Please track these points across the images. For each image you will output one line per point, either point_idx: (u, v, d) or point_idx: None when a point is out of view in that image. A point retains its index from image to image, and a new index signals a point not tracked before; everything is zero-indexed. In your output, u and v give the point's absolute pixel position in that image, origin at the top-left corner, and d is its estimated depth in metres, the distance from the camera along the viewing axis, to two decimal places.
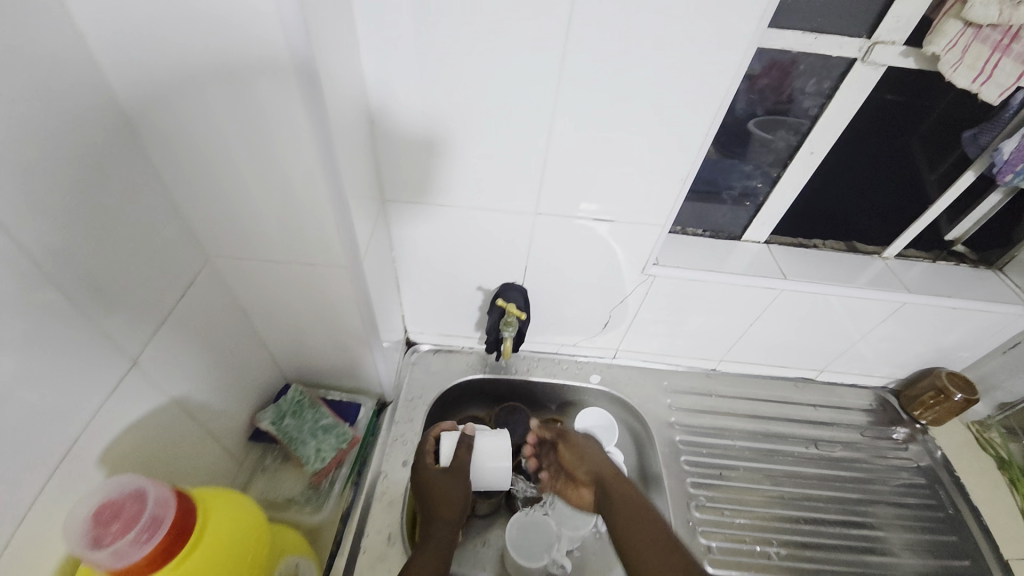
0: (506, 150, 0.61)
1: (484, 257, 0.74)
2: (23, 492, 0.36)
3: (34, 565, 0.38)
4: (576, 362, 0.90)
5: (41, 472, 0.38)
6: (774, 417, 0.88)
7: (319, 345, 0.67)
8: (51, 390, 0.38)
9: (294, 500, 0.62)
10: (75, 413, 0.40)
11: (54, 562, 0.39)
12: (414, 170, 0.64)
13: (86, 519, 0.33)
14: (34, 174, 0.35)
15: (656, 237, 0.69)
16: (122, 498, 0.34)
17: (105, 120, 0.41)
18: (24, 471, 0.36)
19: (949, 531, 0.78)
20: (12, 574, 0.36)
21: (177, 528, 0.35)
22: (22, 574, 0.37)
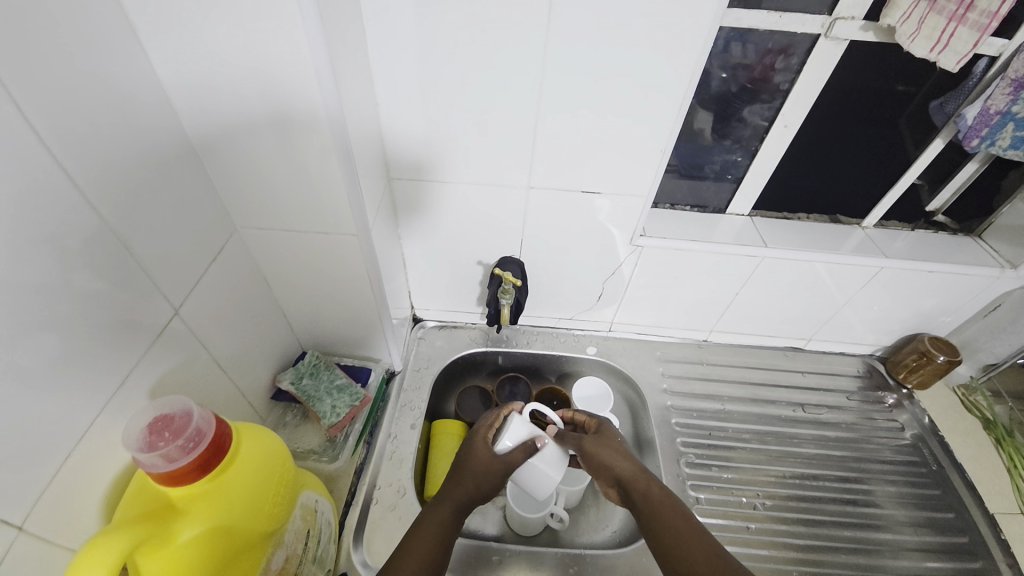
0: (500, 130, 0.66)
1: (484, 233, 0.79)
2: (84, 414, 0.43)
3: (95, 478, 0.45)
4: (573, 335, 0.96)
5: (99, 399, 0.44)
6: (764, 383, 0.92)
7: (333, 315, 0.73)
8: (106, 330, 0.44)
9: (312, 451, 0.68)
10: (125, 352, 0.46)
11: (110, 479, 0.46)
12: (418, 151, 0.69)
13: (143, 429, 0.40)
14: (95, 141, 0.41)
15: (641, 208, 0.74)
16: (174, 414, 0.41)
17: (152, 105, 0.47)
18: (85, 396, 0.43)
19: (933, 485, 0.81)
20: (77, 482, 0.43)
21: (216, 443, 0.41)
22: (86, 484, 0.44)
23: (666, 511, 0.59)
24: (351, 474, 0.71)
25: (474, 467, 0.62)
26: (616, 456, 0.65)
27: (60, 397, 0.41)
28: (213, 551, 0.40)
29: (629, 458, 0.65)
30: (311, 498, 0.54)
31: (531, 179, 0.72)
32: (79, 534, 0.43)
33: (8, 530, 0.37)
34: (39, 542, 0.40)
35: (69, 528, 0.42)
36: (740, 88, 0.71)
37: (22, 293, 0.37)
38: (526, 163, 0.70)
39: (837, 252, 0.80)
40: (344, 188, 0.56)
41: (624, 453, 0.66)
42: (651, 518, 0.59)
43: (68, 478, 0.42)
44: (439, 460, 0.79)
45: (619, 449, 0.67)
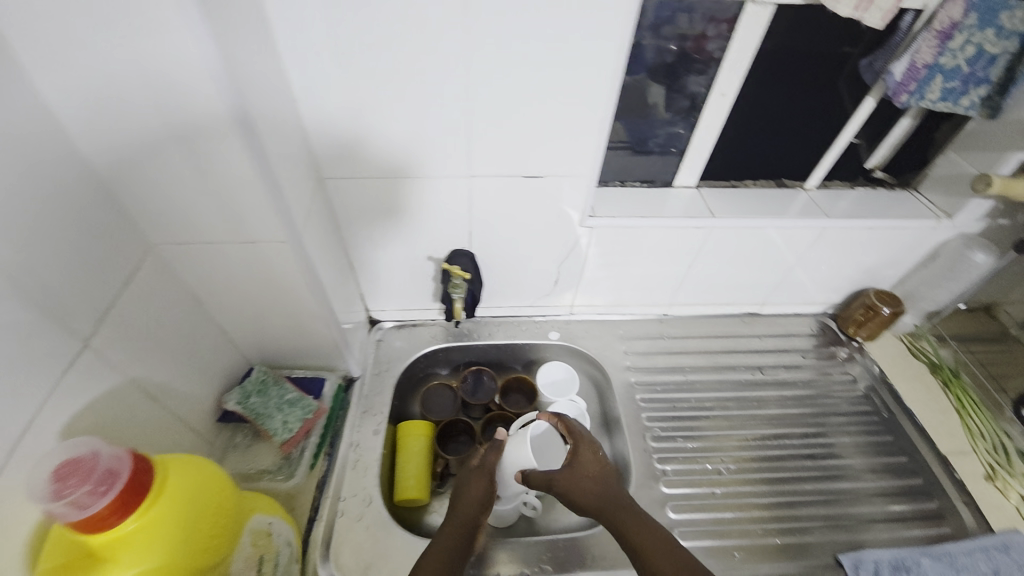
0: (434, 118, 0.63)
1: (431, 226, 0.76)
2: None
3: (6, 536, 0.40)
4: (535, 322, 0.95)
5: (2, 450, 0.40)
6: (723, 350, 0.94)
7: (277, 328, 0.70)
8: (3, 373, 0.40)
9: (266, 471, 0.66)
10: (29, 395, 0.42)
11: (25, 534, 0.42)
12: (350, 146, 0.65)
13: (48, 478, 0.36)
14: None
15: (585, 188, 0.72)
16: (81, 458, 0.37)
17: (31, 114, 0.42)
18: None
19: (885, 432, 0.84)
20: None
21: (134, 481, 0.39)
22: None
23: (645, 536, 0.60)
24: (313, 488, 0.69)
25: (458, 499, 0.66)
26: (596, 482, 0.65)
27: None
28: None
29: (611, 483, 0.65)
30: (262, 521, 0.53)
31: (471, 166, 0.69)
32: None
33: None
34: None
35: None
36: (675, 58, 0.70)
37: None
38: (463, 151, 0.67)
39: (783, 216, 0.81)
40: (265, 190, 0.52)
41: (604, 472, 0.66)
42: (637, 547, 0.60)
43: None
44: (407, 463, 0.78)
45: (598, 473, 0.66)
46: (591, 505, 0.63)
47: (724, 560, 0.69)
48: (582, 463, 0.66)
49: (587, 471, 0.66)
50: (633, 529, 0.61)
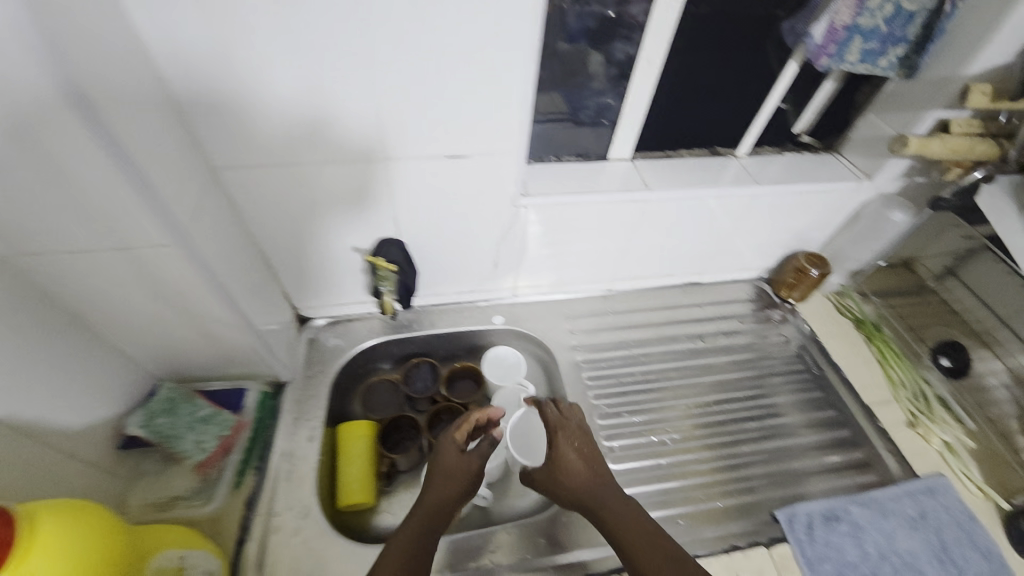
0: (337, 95, 0.55)
1: (351, 216, 0.70)
2: None
3: None
4: (478, 308, 0.91)
5: None
6: (665, 321, 0.95)
7: (183, 337, 0.62)
8: None
9: (181, 497, 0.60)
10: None
11: None
12: (241, 131, 0.56)
13: None
14: None
15: (514, 166, 0.67)
16: None
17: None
18: None
19: (817, 387, 0.88)
20: None
21: None
22: None
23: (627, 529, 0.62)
24: (241, 506, 0.64)
25: (438, 485, 0.65)
26: (579, 471, 0.66)
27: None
28: None
29: (597, 472, 0.67)
30: (170, 558, 0.50)
31: (388, 148, 0.62)
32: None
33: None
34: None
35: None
36: (597, 24, 0.66)
37: None
38: (376, 131, 0.60)
39: (716, 184, 0.81)
40: (126, 185, 0.43)
41: (589, 461, 0.68)
42: (620, 539, 0.62)
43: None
44: (348, 467, 0.74)
45: (582, 462, 0.67)
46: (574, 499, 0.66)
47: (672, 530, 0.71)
48: (564, 453, 0.67)
49: (570, 458, 0.67)
50: (611, 516, 0.63)
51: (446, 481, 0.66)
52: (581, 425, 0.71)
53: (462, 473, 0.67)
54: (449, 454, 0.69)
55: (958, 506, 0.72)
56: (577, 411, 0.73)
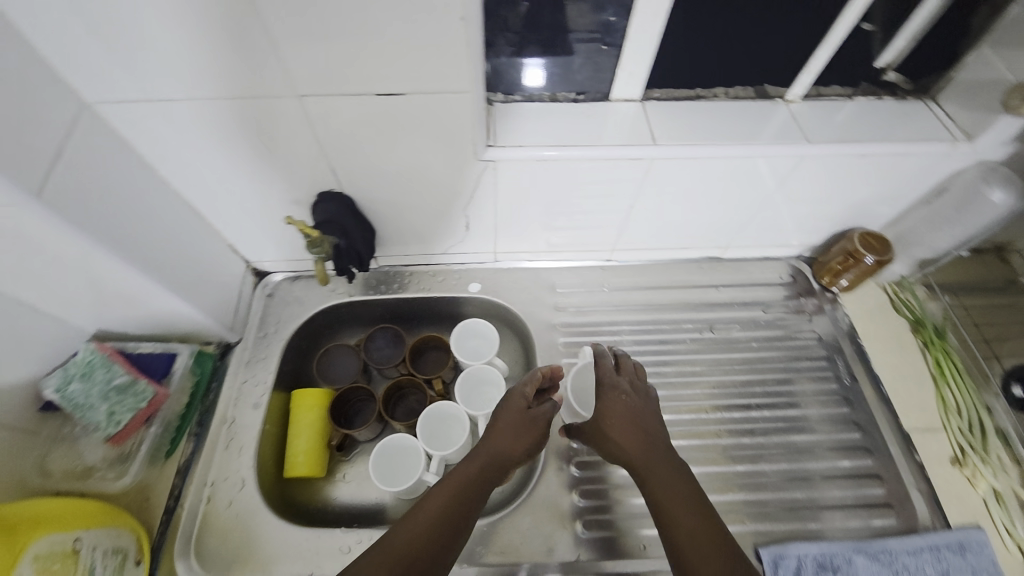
0: (210, 13, 0.42)
1: (283, 166, 0.58)
2: None
3: None
4: (452, 272, 0.81)
5: None
6: (672, 303, 0.80)
7: (89, 300, 0.56)
8: None
9: (101, 465, 0.58)
10: None
11: None
12: (105, 55, 0.45)
13: None
14: None
15: (471, 109, 0.52)
16: None
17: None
18: None
19: (843, 402, 0.73)
20: None
21: None
22: None
23: (675, 506, 0.52)
24: (171, 475, 0.61)
25: (501, 443, 0.59)
26: (629, 433, 0.57)
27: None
28: None
29: (655, 436, 0.57)
30: (63, 539, 0.47)
31: (299, 83, 0.49)
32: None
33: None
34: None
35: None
36: None
37: None
38: (276, 59, 0.47)
39: (751, 142, 0.62)
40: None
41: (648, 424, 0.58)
42: (662, 514, 0.53)
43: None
44: (295, 438, 0.69)
45: (637, 422, 0.57)
46: (621, 458, 0.57)
47: (632, 552, 0.62)
48: (617, 411, 0.58)
49: (624, 416, 0.57)
50: (662, 488, 0.53)
51: (513, 438, 0.59)
52: (637, 383, 0.61)
53: (529, 432, 0.60)
54: (512, 408, 0.61)
55: (991, 570, 0.60)
56: (634, 368, 0.63)
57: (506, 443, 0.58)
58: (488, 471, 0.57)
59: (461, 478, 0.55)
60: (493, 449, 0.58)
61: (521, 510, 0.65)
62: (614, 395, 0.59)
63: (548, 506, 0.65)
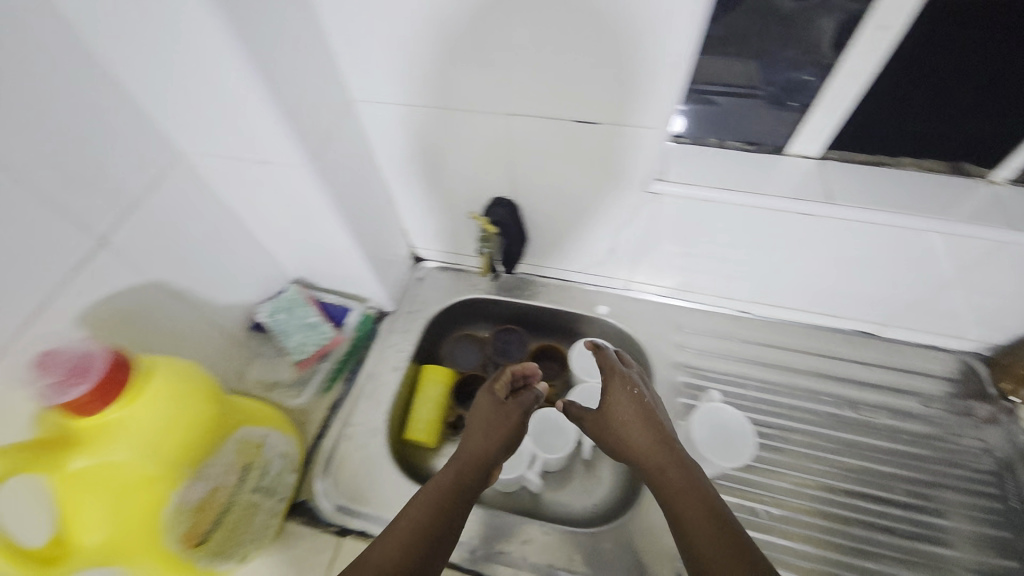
0: (465, 43, 0.52)
1: (471, 171, 0.68)
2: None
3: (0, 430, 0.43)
4: (583, 291, 0.85)
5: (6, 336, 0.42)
6: (808, 371, 0.76)
7: (304, 251, 0.70)
8: (11, 268, 0.42)
9: (282, 384, 0.71)
10: (39, 290, 0.44)
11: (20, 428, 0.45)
12: (376, 66, 0.56)
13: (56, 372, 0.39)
14: None
15: (654, 144, 0.57)
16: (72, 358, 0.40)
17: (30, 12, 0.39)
18: None
19: (1005, 527, 0.63)
20: None
21: (109, 377, 0.41)
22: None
23: (681, 496, 0.52)
24: (324, 407, 0.72)
25: (481, 438, 0.64)
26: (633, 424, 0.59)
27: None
28: (120, 491, 0.42)
29: (660, 427, 0.58)
30: (254, 434, 0.56)
31: (511, 103, 0.57)
32: (2, 517, 0.41)
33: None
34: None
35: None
36: None
37: None
38: (501, 83, 0.55)
39: (942, 217, 0.58)
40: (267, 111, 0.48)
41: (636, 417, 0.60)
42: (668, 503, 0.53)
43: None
44: (418, 407, 0.78)
45: (644, 416, 0.59)
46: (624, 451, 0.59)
47: None
48: (620, 403, 0.61)
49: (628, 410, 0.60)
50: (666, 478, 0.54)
51: (487, 433, 0.64)
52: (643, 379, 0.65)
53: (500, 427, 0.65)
54: (485, 405, 0.67)
55: None
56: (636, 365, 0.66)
57: (480, 444, 0.63)
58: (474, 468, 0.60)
59: (444, 476, 0.59)
60: (471, 446, 0.63)
61: (616, 535, 0.65)
62: (619, 388, 0.63)
63: (643, 538, 0.65)
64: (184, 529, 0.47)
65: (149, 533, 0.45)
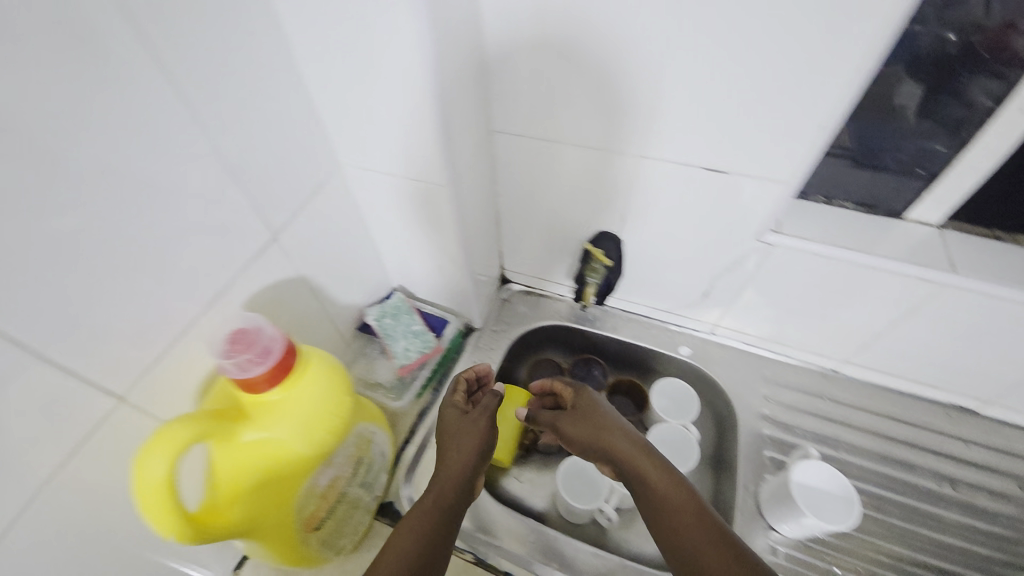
0: (612, 89, 0.56)
1: (584, 204, 0.71)
2: (179, 323, 0.46)
3: (175, 401, 0.48)
4: (667, 330, 0.85)
5: (196, 311, 0.48)
6: (902, 440, 0.73)
7: (417, 261, 0.74)
8: (211, 251, 0.47)
9: (381, 385, 0.74)
10: (225, 273, 0.49)
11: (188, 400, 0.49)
12: (522, 103, 0.61)
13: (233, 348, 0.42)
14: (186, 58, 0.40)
15: (780, 198, 0.59)
16: (248, 335, 0.43)
17: (266, 29, 0.47)
18: (178, 309, 0.46)
19: None
20: (164, 403, 0.47)
21: (280, 363, 0.44)
22: (168, 406, 0.47)
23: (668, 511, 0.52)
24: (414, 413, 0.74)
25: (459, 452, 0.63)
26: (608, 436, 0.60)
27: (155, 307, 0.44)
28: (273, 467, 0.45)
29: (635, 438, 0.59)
30: (367, 429, 0.57)
31: (643, 146, 0.60)
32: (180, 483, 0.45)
33: (108, 403, 0.42)
34: (130, 409, 0.44)
35: (107, 483, 0.43)
36: (961, 51, 0.52)
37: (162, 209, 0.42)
38: (637, 127, 0.59)
39: None
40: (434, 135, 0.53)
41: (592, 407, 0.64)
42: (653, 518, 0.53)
43: (151, 381, 0.45)
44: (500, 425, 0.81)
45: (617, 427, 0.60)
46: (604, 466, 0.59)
47: None
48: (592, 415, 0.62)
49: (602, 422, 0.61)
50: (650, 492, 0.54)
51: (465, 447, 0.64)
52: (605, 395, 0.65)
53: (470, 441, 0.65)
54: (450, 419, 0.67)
55: None
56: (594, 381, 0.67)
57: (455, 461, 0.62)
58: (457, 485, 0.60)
59: (432, 495, 0.59)
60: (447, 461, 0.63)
61: None
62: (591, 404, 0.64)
63: None
64: (311, 510, 0.51)
65: (289, 509, 0.48)
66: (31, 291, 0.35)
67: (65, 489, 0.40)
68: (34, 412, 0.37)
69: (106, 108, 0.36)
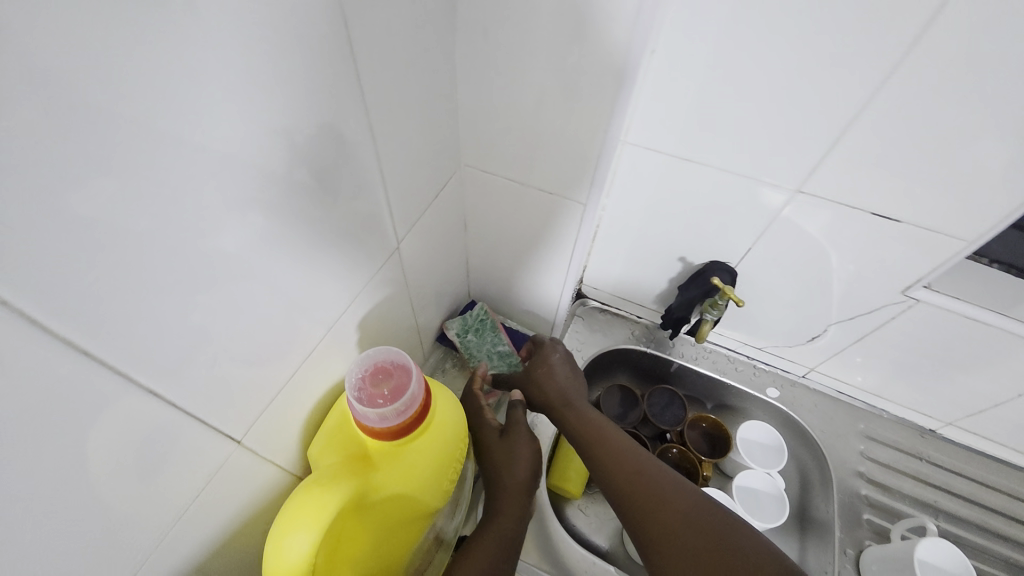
0: (780, 118, 0.50)
1: (704, 232, 0.65)
2: (294, 348, 0.40)
3: (279, 433, 0.42)
4: (753, 368, 0.80)
5: (312, 332, 0.42)
6: (1004, 512, 0.69)
7: (513, 270, 0.70)
8: (333, 263, 0.41)
9: None
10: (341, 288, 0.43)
11: (289, 430, 0.43)
12: (668, 116, 0.54)
13: (370, 383, 0.37)
14: (348, 39, 0.33)
15: (950, 257, 0.54)
16: (395, 375, 0.38)
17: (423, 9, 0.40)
18: (295, 332, 0.40)
19: None
20: (270, 437, 0.41)
21: (411, 420, 0.38)
22: (272, 439, 0.41)
23: (611, 461, 0.55)
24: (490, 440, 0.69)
25: (506, 477, 0.57)
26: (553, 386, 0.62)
27: (277, 325, 0.37)
28: (399, 522, 0.39)
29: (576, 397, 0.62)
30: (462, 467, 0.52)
31: (802, 182, 0.54)
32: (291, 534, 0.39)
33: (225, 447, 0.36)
34: (243, 450, 0.38)
35: (214, 531, 0.38)
36: None
37: (298, 219, 0.35)
38: (799, 161, 0.53)
39: None
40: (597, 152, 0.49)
41: (563, 394, 0.62)
42: (598, 466, 0.56)
43: (268, 416, 0.40)
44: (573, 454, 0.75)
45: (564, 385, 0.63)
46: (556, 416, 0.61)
47: None
48: (546, 368, 0.64)
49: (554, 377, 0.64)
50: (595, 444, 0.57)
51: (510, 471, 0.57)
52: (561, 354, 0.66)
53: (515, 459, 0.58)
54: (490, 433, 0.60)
55: None
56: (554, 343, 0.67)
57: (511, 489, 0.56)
58: (508, 523, 0.53)
59: (480, 537, 0.52)
60: (495, 489, 0.56)
61: None
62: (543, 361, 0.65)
63: None
64: (415, 563, 0.45)
65: (401, 567, 0.42)
66: (171, 320, 0.28)
67: (182, 539, 0.35)
68: (155, 465, 0.31)
69: (271, 95, 0.29)
